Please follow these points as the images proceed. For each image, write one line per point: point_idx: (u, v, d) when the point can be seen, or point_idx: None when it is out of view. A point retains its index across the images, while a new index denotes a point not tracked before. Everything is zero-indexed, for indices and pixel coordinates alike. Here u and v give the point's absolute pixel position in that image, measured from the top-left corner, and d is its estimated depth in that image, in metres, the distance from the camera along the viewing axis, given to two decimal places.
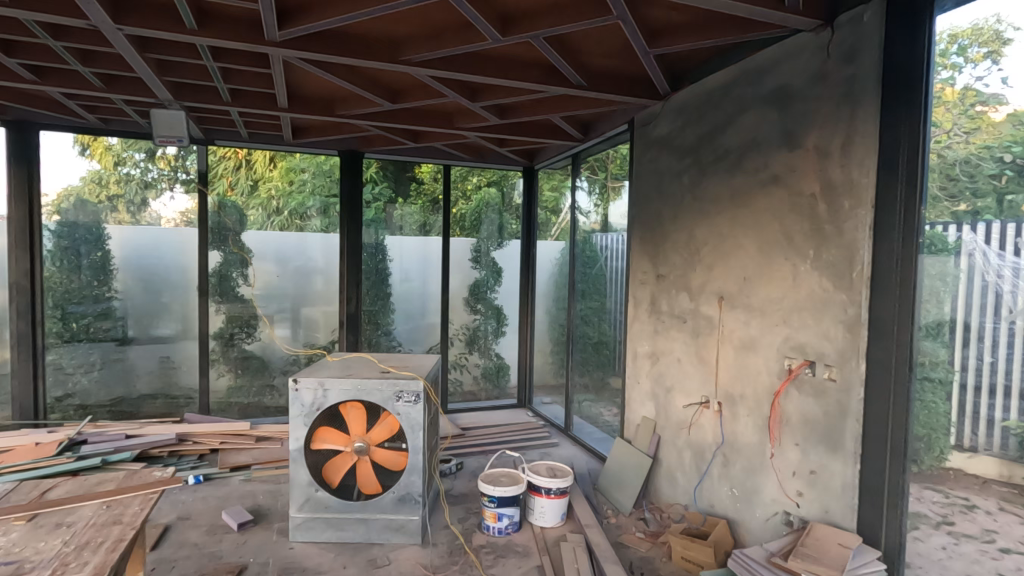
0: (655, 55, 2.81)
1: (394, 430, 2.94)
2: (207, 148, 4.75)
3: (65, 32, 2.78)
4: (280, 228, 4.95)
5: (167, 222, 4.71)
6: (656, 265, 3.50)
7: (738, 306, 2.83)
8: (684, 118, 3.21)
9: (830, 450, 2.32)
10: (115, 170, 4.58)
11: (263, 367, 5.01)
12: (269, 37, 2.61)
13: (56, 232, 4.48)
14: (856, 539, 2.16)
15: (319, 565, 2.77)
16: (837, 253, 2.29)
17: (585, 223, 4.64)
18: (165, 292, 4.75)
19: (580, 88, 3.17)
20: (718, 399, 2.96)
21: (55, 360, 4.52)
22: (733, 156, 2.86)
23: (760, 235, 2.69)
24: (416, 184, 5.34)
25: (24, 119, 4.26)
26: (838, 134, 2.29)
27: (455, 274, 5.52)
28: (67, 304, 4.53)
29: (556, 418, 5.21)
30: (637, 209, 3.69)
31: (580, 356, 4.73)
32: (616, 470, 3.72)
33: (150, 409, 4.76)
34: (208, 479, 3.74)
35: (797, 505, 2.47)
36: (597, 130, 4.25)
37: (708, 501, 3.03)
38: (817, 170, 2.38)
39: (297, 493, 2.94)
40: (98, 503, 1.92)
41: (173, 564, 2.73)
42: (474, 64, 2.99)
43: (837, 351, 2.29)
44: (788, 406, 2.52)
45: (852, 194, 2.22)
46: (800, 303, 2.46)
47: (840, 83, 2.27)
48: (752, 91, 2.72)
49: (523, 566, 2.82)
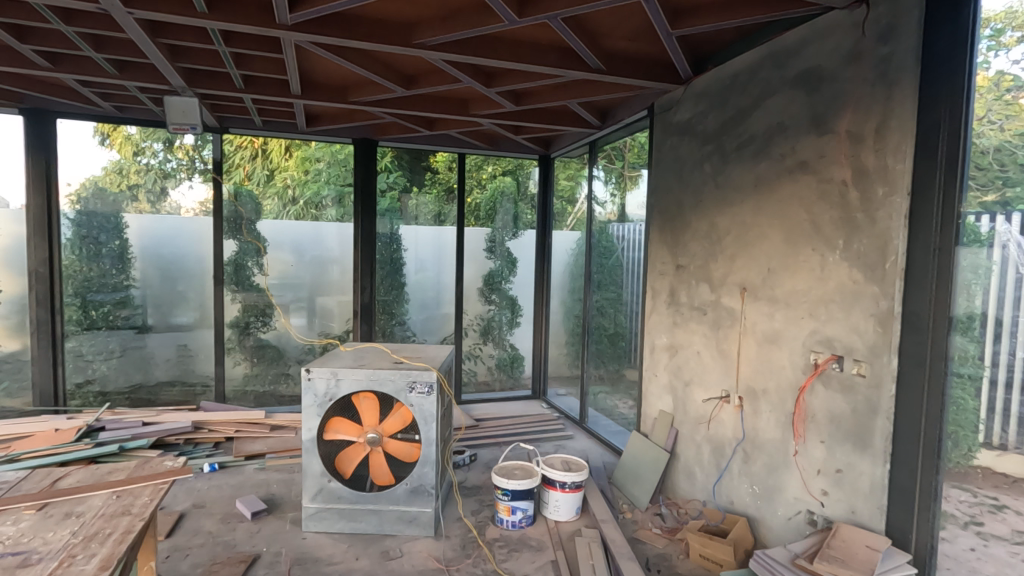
0: (677, 37, 2.71)
1: (407, 421, 2.90)
2: (223, 136, 4.73)
3: (77, 17, 2.76)
4: (295, 218, 4.93)
5: (185, 212, 4.72)
6: (675, 256, 3.41)
7: (761, 298, 2.73)
8: (706, 104, 3.10)
9: (858, 448, 2.23)
10: (135, 160, 4.58)
11: (278, 355, 5.02)
12: (280, 20, 2.55)
13: (74, 221, 4.50)
14: (885, 541, 2.07)
15: (331, 555, 2.75)
16: (869, 242, 2.18)
17: (600, 213, 4.55)
18: (181, 281, 4.76)
19: (598, 72, 3.07)
20: (739, 393, 2.87)
21: (75, 347, 4.56)
22: (758, 142, 2.74)
23: (786, 224, 2.58)
24: (430, 173, 5.27)
25: (42, 107, 4.27)
26: (872, 117, 2.17)
27: (470, 264, 5.46)
28: (87, 292, 4.57)
29: (570, 409, 5.16)
30: (656, 197, 3.60)
31: (596, 347, 4.65)
32: (631, 464, 3.66)
33: (167, 397, 4.80)
34: (223, 467, 3.75)
35: (822, 504, 2.39)
36: (615, 117, 4.14)
37: (727, 498, 2.95)
38: (849, 156, 2.26)
39: (309, 483, 2.93)
40: (108, 493, 1.91)
41: (188, 552, 2.73)
42: (487, 47, 2.91)
43: (866, 346, 2.19)
44: (813, 403, 2.43)
45: (886, 180, 2.11)
46: (828, 295, 2.36)
47: (875, 64, 2.15)
48: (780, 74, 2.61)
49: (537, 561, 2.78)
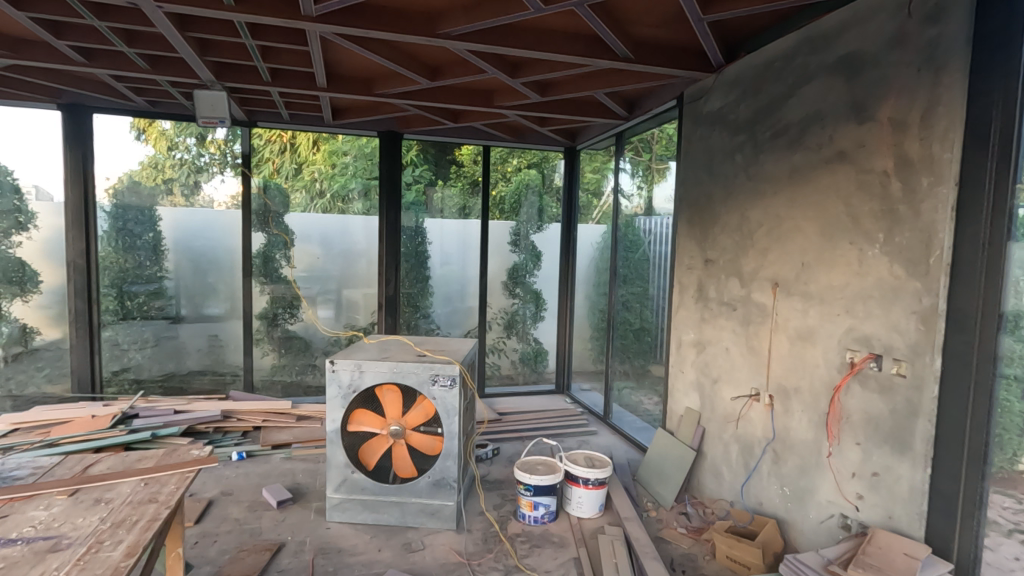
0: (708, 23, 2.62)
1: (429, 414, 2.89)
2: (252, 130, 4.79)
3: (109, 12, 2.81)
4: (322, 211, 4.97)
5: (218, 205, 4.80)
6: (704, 250, 3.32)
7: (795, 294, 2.63)
8: (739, 92, 3.00)
9: (896, 451, 2.14)
10: (169, 154, 4.67)
11: (305, 347, 5.09)
12: (305, 12, 2.55)
13: (110, 213, 4.62)
14: (925, 549, 1.97)
15: (354, 546, 2.77)
16: (911, 236, 2.07)
17: (627, 207, 4.47)
18: (211, 273, 4.85)
19: (626, 60, 3.00)
20: (770, 391, 2.78)
21: (111, 337, 4.70)
22: (793, 131, 2.64)
23: (822, 216, 2.48)
24: (455, 166, 5.26)
25: (80, 102, 4.37)
26: (917, 104, 2.05)
27: (494, 258, 5.44)
28: (123, 283, 4.69)
29: (594, 405, 5.10)
30: (684, 189, 3.51)
31: (621, 342, 4.58)
32: (657, 461, 3.59)
33: (198, 385, 4.91)
34: (251, 456, 3.83)
35: (857, 508, 2.30)
36: (643, 107, 4.04)
37: (756, 499, 2.87)
38: (891, 144, 2.15)
39: (333, 474, 2.95)
40: (136, 480, 1.94)
41: (215, 539, 2.79)
42: (512, 36, 2.86)
43: (907, 345, 2.09)
44: (849, 403, 2.34)
45: (932, 170, 2.00)
46: (866, 291, 2.26)
47: (921, 47, 2.03)
48: (817, 60, 2.49)
49: (560, 558, 2.75)
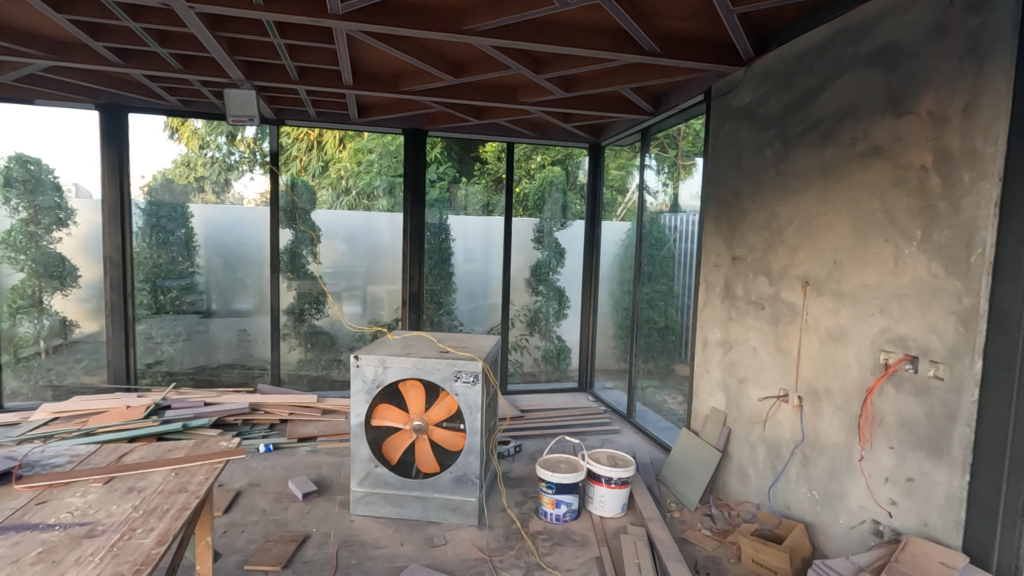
0: (738, 14, 2.56)
1: (452, 410, 2.91)
2: (280, 129, 4.87)
3: (143, 13, 2.88)
4: (348, 208, 5.04)
5: (247, 202, 4.90)
6: (732, 247, 3.25)
7: (826, 293, 2.56)
8: (769, 86, 2.92)
9: (933, 456, 2.06)
10: (201, 153, 4.78)
11: (330, 342, 5.17)
12: (333, 10, 2.58)
13: (145, 210, 4.74)
14: (962, 558, 1.91)
15: (377, 539, 2.80)
16: (951, 233, 1.99)
17: (652, 203, 4.41)
18: (241, 269, 4.95)
19: (653, 54, 2.95)
20: (799, 393, 2.72)
21: (145, 330, 4.84)
22: (826, 125, 2.56)
23: (856, 212, 2.40)
24: (479, 163, 5.26)
25: (116, 102, 4.50)
26: (959, 96, 1.97)
27: (518, 254, 5.42)
28: (157, 278, 4.82)
29: (617, 403, 5.06)
30: (712, 186, 3.45)
31: (645, 341, 4.53)
32: (681, 461, 3.55)
33: (227, 378, 5.03)
34: (278, 448, 3.90)
35: (890, 514, 2.23)
36: (670, 102, 3.98)
37: (783, 502, 2.81)
38: (931, 138, 2.07)
39: (357, 468, 2.99)
40: (167, 470, 2.00)
41: (243, 528, 2.85)
42: (537, 32, 2.84)
43: (946, 346, 2.02)
44: (882, 406, 2.27)
45: (974, 165, 1.91)
46: (902, 290, 2.19)
47: (964, 37, 1.95)
48: (852, 52, 2.41)
49: (581, 557, 2.73)
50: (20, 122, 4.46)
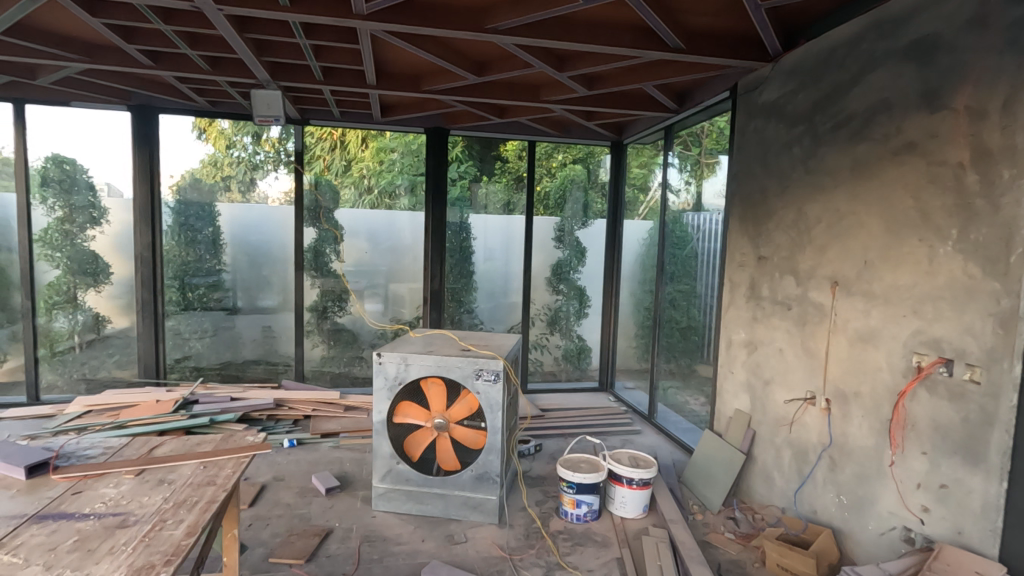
0: (766, 9, 2.52)
1: (473, 408, 2.92)
2: (304, 128, 4.93)
3: (175, 16, 2.94)
4: (370, 207, 5.08)
5: (272, 202, 4.98)
6: (757, 246, 3.19)
7: (855, 294, 2.50)
8: (797, 82, 2.86)
9: (968, 463, 2.00)
10: (227, 153, 4.87)
11: (352, 339, 5.22)
12: (358, 11, 2.60)
13: (174, 209, 4.85)
14: (999, 569, 1.85)
15: (398, 535, 2.83)
16: (989, 232, 1.93)
17: (674, 202, 4.36)
18: (266, 266, 5.04)
19: (678, 51, 2.93)
20: (827, 395, 2.66)
21: (174, 326, 4.95)
22: (857, 121, 2.50)
23: (887, 211, 2.34)
24: (500, 162, 5.26)
25: (147, 103, 4.61)
26: (999, 90, 1.91)
27: (538, 253, 5.41)
28: (184, 275, 4.93)
29: (638, 404, 5.02)
30: (737, 183, 3.39)
31: (666, 340, 4.47)
32: (703, 463, 3.50)
33: (253, 374, 5.12)
34: (301, 444, 3.96)
35: (921, 521, 2.17)
36: (694, 100, 3.93)
37: (810, 507, 2.76)
38: (968, 135, 2.01)
39: (379, 464, 3.02)
40: (196, 463, 2.04)
41: (267, 522, 2.90)
42: (561, 30, 2.83)
43: (983, 350, 1.95)
44: (914, 410, 2.21)
45: (1014, 161, 1.85)
46: (936, 291, 2.12)
47: (1005, 29, 1.88)
48: (886, 46, 2.35)
49: (602, 558, 2.72)
50: (56, 123, 4.59)
